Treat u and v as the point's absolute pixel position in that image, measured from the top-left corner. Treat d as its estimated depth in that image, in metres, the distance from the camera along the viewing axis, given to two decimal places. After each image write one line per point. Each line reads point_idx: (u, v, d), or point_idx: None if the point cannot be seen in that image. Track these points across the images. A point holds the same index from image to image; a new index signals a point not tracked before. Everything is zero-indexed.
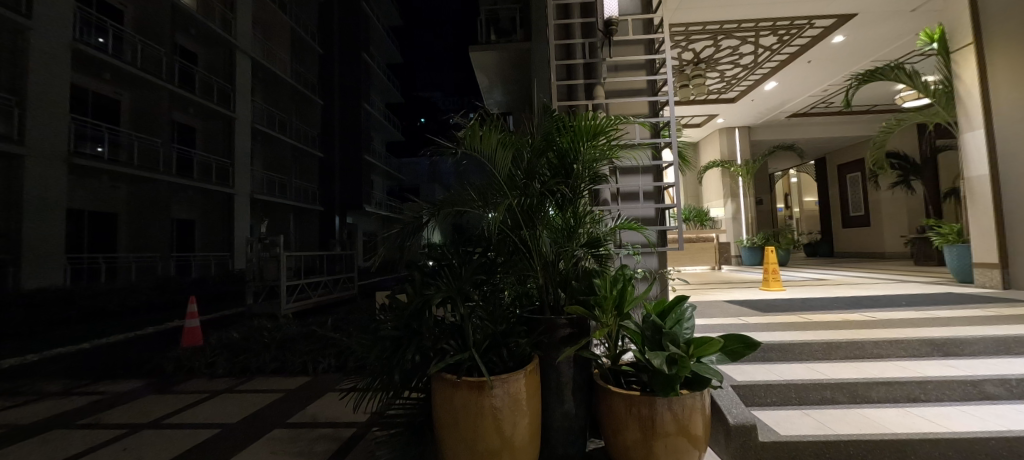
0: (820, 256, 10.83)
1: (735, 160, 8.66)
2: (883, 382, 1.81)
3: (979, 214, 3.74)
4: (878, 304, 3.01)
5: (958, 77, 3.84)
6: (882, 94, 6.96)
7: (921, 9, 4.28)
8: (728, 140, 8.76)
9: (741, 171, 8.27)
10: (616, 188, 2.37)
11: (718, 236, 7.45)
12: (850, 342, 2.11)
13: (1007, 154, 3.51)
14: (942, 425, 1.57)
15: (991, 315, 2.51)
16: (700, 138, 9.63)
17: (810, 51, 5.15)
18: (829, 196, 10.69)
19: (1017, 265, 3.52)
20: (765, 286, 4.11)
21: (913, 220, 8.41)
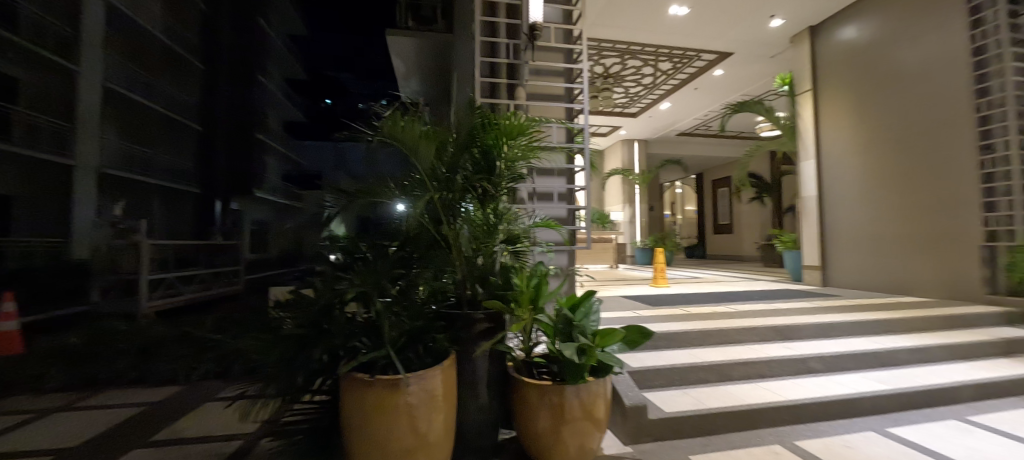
0: (695, 258, 12.54)
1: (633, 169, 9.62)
2: (742, 363, 2.19)
3: (808, 227, 4.72)
4: (737, 298, 3.62)
5: (800, 116, 4.81)
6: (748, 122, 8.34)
7: (778, 56, 5.28)
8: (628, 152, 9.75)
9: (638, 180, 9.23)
10: (533, 187, 2.45)
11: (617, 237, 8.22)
12: (719, 330, 2.51)
13: (831, 181, 4.49)
14: (781, 395, 1.96)
15: (815, 307, 3.20)
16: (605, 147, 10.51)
17: (696, 79, 5.96)
18: (704, 205, 12.50)
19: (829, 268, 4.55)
20: (654, 282, 4.65)
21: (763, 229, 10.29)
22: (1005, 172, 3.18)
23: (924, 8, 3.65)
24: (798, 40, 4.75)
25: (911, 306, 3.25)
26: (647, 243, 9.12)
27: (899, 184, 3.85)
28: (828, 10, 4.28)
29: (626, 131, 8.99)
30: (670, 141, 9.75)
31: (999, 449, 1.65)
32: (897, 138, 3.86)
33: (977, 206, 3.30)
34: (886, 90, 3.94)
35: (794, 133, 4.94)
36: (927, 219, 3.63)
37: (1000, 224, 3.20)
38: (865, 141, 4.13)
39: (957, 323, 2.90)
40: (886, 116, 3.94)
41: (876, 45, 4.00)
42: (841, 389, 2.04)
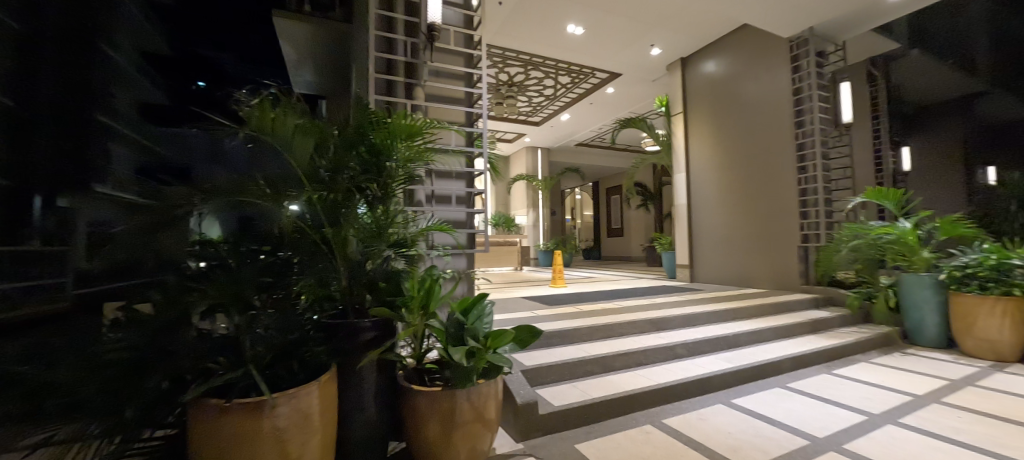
0: (592, 259, 13.62)
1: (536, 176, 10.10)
2: (623, 354, 2.42)
3: (680, 231, 5.45)
4: (621, 295, 4.01)
5: (675, 134, 5.54)
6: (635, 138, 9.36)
7: (658, 81, 6.03)
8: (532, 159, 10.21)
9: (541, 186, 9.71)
10: (431, 189, 2.41)
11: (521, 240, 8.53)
12: (605, 325, 2.74)
13: (697, 191, 5.26)
14: (654, 381, 2.22)
15: (681, 300, 3.70)
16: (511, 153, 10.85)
17: (591, 94, 6.49)
18: (599, 211, 13.68)
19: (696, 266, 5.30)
20: (552, 283, 4.91)
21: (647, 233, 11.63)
22: (813, 189, 4.06)
23: (762, 53, 4.47)
24: (673, 68, 5.46)
25: (752, 296, 3.95)
26: (550, 246, 9.60)
27: (745, 196, 4.65)
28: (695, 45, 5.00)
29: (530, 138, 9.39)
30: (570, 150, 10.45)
31: (807, 408, 2.09)
32: (744, 157, 4.66)
33: (796, 214, 4.15)
34: (736, 118, 4.74)
35: (670, 149, 5.66)
36: (764, 225, 4.45)
37: (810, 229, 4.08)
38: (722, 159, 4.91)
39: (782, 308, 3.61)
40: (736, 139, 4.74)
41: (729, 79, 4.79)
42: (700, 370, 2.39)
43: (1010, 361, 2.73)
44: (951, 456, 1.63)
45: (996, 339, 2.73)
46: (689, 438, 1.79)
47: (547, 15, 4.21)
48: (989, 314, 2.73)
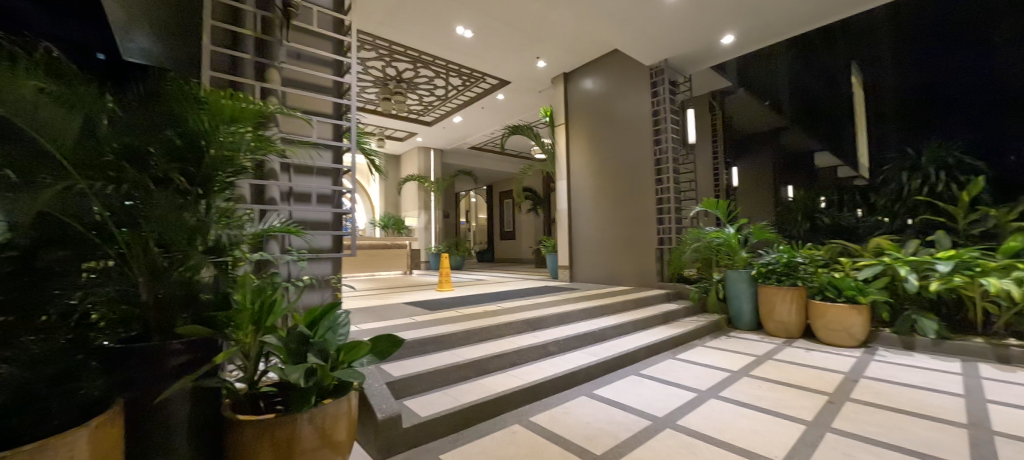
0: (486, 262, 13.86)
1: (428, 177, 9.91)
2: (496, 356, 2.45)
3: (562, 234, 5.83)
4: (503, 297, 4.11)
5: (558, 144, 5.92)
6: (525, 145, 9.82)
7: (544, 92, 6.41)
8: (425, 159, 9.99)
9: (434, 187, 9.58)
10: (286, 186, 2.13)
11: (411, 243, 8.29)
12: (482, 328, 2.76)
13: (576, 198, 5.70)
14: (524, 379, 2.29)
15: (557, 299, 3.94)
16: (403, 152, 10.46)
17: (483, 99, 6.60)
18: (493, 214, 14.04)
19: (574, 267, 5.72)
20: (439, 287, 4.82)
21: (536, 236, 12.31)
22: (667, 198, 4.72)
23: (629, 77, 5.06)
24: (556, 81, 5.84)
25: (618, 293, 4.39)
26: (442, 249, 9.46)
27: (615, 204, 5.19)
28: (575, 63, 5.43)
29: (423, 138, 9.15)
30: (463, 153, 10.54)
31: (653, 392, 2.36)
32: (614, 169, 5.21)
33: (654, 221, 4.77)
34: (608, 133, 5.27)
35: (554, 157, 6.04)
36: (630, 230, 5.03)
37: (664, 233, 4.73)
38: (597, 169, 5.41)
39: (639, 303, 4.10)
40: (608, 152, 5.28)
41: (604, 97, 5.32)
42: (567, 366, 2.55)
43: (795, 338, 3.50)
44: (752, 420, 1.99)
45: (787, 321, 3.47)
46: (551, 432, 1.86)
47: (433, 13, 4.12)
48: (783, 302, 3.46)
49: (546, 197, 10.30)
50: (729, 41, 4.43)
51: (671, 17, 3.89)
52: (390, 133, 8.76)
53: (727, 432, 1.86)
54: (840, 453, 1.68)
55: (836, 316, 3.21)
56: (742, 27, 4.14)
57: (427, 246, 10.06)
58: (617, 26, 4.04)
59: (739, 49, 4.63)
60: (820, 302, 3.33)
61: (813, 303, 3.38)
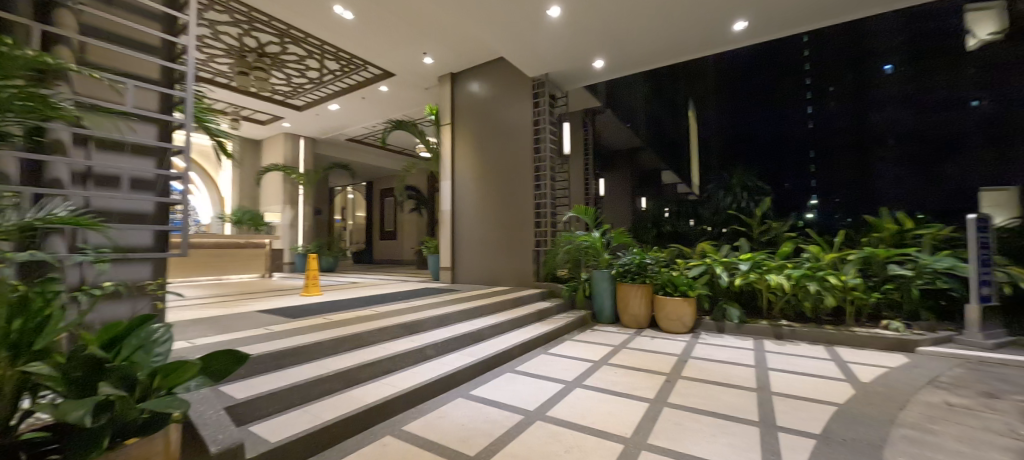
0: (364, 263, 12.98)
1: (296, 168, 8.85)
2: (368, 364, 2.28)
3: (445, 235, 5.79)
4: (380, 301, 3.88)
5: (443, 144, 5.87)
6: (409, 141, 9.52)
7: (430, 90, 6.32)
8: (293, 147, 8.87)
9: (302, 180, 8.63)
10: (82, 164, 1.63)
11: (271, 242, 7.34)
12: (353, 335, 2.56)
13: (460, 199, 5.73)
14: (400, 386, 2.19)
15: (437, 301, 3.89)
16: (264, 137, 9.11)
17: (364, 89, 6.16)
18: (372, 213, 13.19)
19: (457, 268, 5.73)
20: (305, 292, 4.32)
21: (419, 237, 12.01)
22: (544, 204, 5.09)
23: (512, 85, 5.31)
24: (443, 81, 5.80)
25: (497, 294, 4.55)
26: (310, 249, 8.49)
27: (498, 208, 5.38)
28: (463, 65, 5.48)
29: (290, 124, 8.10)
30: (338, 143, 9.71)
31: (526, 387, 2.50)
32: (498, 173, 5.40)
33: (532, 225, 5.09)
34: (493, 137, 5.45)
35: (439, 157, 5.97)
36: (510, 233, 5.26)
37: (541, 236, 5.09)
38: (482, 172, 5.53)
39: (516, 302, 4.32)
40: (493, 156, 5.45)
41: (490, 103, 5.48)
42: (445, 369, 2.52)
43: (644, 327, 4.11)
44: (607, 403, 2.26)
45: (638, 313, 4.07)
46: (427, 439, 1.81)
47: None
48: (635, 297, 4.05)
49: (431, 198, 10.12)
50: (600, 65, 5.03)
51: (552, 35, 4.23)
52: (248, 113, 7.52)
53: (588, 417, 2.07)
54: (672, 424, 2.02)
55: (672, 307, 3.88)
56: (609, 55, 4.75)
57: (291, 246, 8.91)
58: (504, 35, 4.21)
59: (607, 73, 5.30)
60: (662, 296, 3.98)
61: (657, 296, 4.02)
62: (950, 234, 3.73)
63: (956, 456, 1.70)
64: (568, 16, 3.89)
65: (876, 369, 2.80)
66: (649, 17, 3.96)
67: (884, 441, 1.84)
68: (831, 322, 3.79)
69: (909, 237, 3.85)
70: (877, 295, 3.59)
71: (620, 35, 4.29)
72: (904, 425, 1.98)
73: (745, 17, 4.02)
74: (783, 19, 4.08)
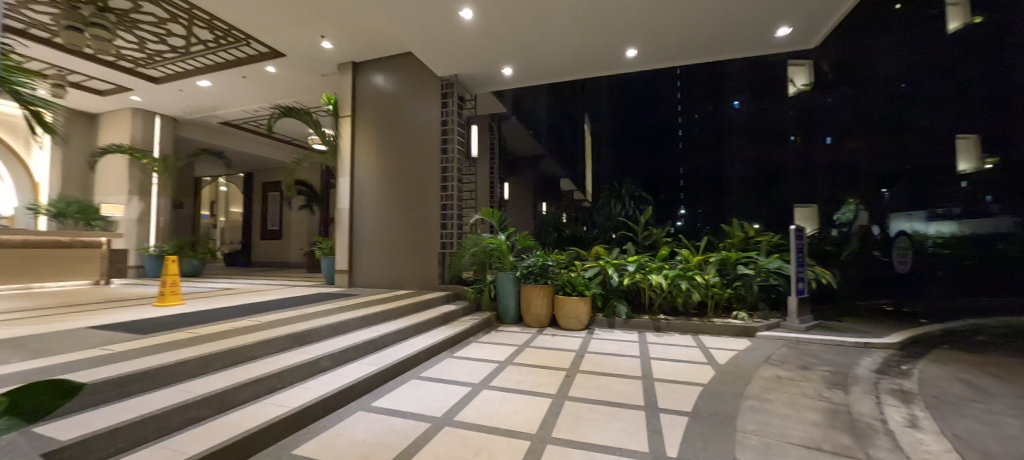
0: (238, 266, 11.13)
1: (148, 151, 7.33)
2: (248, 383, 1.99)
3: (341, 235, 5.34)
4: (262, 309, 3.41)
5: (342, 137, 5.42)
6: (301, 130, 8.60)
7: (328, 76, 5.79)
8: (145, 125, 7.29)
9: (156, 166, 7.25)
10: None
11: (110, 241, 5.99)
12: (227, 351, 2.20)
13: (359, 196, 5.35)
14: (287, 406, 1.95)
15: (333, 308, 3.57)
16: (101, 111, 7.35)
17: (245, 67, 5.38)
18: (251, 209, 11.52)
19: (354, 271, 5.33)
20: (160, 302, 3.58)
21: (310, 237, 10.87)
22: (451, 205, 5.06)
23: (419, 82, 5.16)
24: (344, 68, 5.37)
25: (400, 297, 4.36)
26: (166, 250, 7.06)
27: (402, 208, 5.16)
28: (367, 55, 5.16)
29: (141, 98, 6.66)
30: (208, 126, 8.30)
31: (432, 393, 2.43)
32: (403, 172, 5.19)
33: (438, 226, 5.00)
34: (398, 134, 5.22)
35: (336, 150, 5.50)
36: (415, 234, 5.09)
37: (447, 238, 5.04)
38: (385, 170, 5.25)
39: (421, 305, 4.20)
40: (398, 154, 5.21)
41: (395, 98, 5.24)
42: (341, 381, 2.32)
43: (545, 326, 4.35)
44: (514, 402, 2.33)
45: (540, 312, 4.28)
46: None
47: None
48: (538, 297, 4.26)
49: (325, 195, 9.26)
50: (509, 73, 5.18)
51: (464, 37, 4.23)
52: (77, 78, 5.96)
53: (496, 418, 2.10)
54: (572, 416, 2.16)
55: (571, 306, 4.17)
56: (518, 65, 4.97)
57: (139, 246, 7.29)
58: (414, 29, 4.07)
59: (516, 81, 5.49)
60: (562, 296, 4.24)
61: (557, 296, 4.28)
62: (777, 241, 4.73)
63: (783, 418, 2.15)
64: (481, 20, 3.93)
65: (728, 352, 3.40)
66: (556, 33, 4.22)
67: (736, 412, 2.23)
68: (696, 314, 4.48)
69: (751, 243, 4.77)
70: (729, 291, 4.36)
71: (529, 46, 4.48)
72: (749, 398, 2.43)
73: (636, 46, 4.56)
74: (665, 52, 4.72)
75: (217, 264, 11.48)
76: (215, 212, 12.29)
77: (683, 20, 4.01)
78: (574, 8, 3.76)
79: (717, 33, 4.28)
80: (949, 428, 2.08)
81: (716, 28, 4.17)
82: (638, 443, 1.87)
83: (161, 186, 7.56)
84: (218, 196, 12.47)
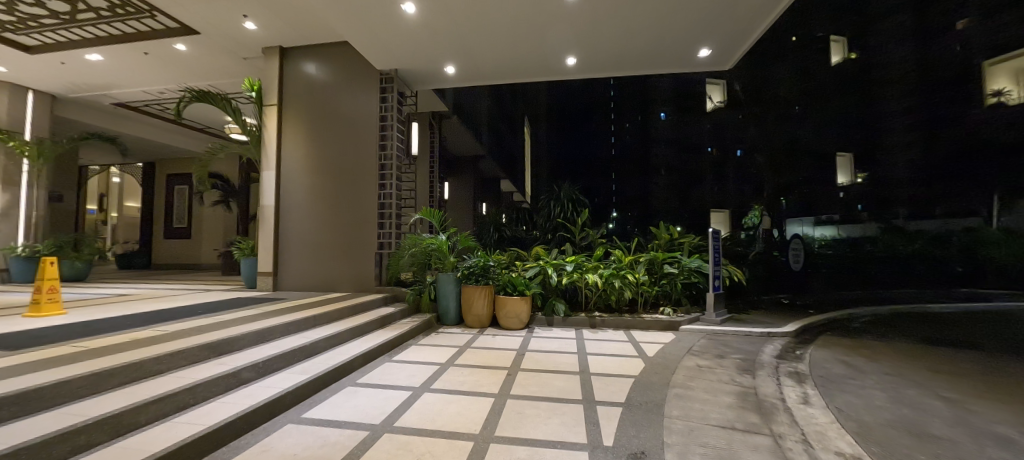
0: (135, 269, 9.56)
1: (15, 132, 6.12)
2: (154, 401, 1.75)
3: (265, 234, 4.88)
4: (167, 318, 3.01)
5: (266, 127, 4.96)
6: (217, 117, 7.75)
7: (250, 60, 5.28)
8: (10, 101, 6.08)
9: (28, 151, 6.08)
10: None
11: None
12: (126, 366, 1.92)
13: (286, 193, 4.94)
14: (201, 424, 1.75)
15: (255, 313, 3.26)
16: None
17: (147, 42, 4.72)
18: (150, 205, 10.09)
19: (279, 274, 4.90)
20: (31, 313, 3.00)
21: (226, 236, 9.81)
22: (389, 204, 4.89)
23: (356, 74, 4.91)
24: (270, 53, 4.94)
25: (332, 301, 4.10)
26: (39, 251, 5.94)
27: (336, 205, 4.87)
28: (297, 40, 4.80)
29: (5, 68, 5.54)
30: (97, 107, 7.15)
31: (370, 400, 2.33)
32: (336, 167, 4.89)
33: (375, 226, 4.79)
34: (331, 127, 4.91)
35: (259, 142, 5.03)
36: (349, 234, 4.82)
37: (385, 238, 4.86)
38: (316, 164, 4.91)
39: (357, 309, 4.00)
40: (331, 148, 4.90)
41: (329, 88, 4.93)
42: (266, 394, 2.13)
43: (486, 326, 4.37)
44: (457, 403, 2.32)
45: (481, 313, 4.29)
46: None
47: None
48: (479, 298, 4.26)
49: (246, 189, 8.42)
50: (452, 71, 5.13)
51: (406, 32, 4.11)
52: None
53: (439, 421, 2.07)
54: (515, 413, 2.20)
55: (512, 306, 4.23)
56: (461, 66, 4.99)
57: (1, 245, 6.06)
58: (352, 19, 3.87)
59: (459, 80, 5.45)
60: (503, 296, 4.29)
61: (499, 296, 4.31)
62: (697, 242, 5.23)
63: (703, 403, 2.39)
64: (425, 16, 3.86)
65: (656, 345, 3.68)
66: (500, 37, 4.29)
67: (664, 400, 2.43)
68: (628, 310, 4.79)
69: (675, 244, 5.21)
70: (657, 289, 4.72)
71: (474, 47, 4.49)
72: (675, 386, 2.66)
73: (575, 55, 4.77)
74: (601, 63, 5.00)
75: (106, 267, 9.90)
76: (104, 207, 10.69)
77: (618, 34, 4.29)
78: (519, 13, 3.84)
79: (647, 50, 4.63)
80: (832, 403, 2.46)
81: (647, 45, 4.52)
82: (578, 435, 1.95)
83: (35, 176, 6.35)
84: (109, 188, 10.89)
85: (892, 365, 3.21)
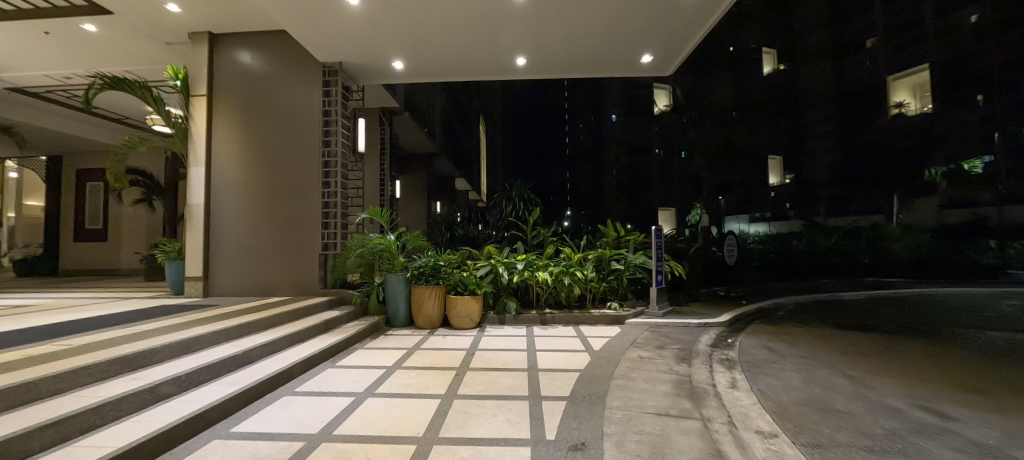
0: (38, 275, 8.36)
1: None
2: (50, 424, 1.56)
3: (193, 235, 4.49)
4: (73, 330, 2.69)
5: (192, 119, 4.56)
6: (136, 107, 7.02)
7: (174, 45, 4.84)
8: None
9: None
10: None
11: None
12: (16, 387, 1.70)
13: (219, 190, 4.58)
14: (109, 446, 1.58)
15: (183, 321, 3.01)
16: None
17: (48, 20, 4.19)
18: (57, 203, 8.94)
19: (211, 278, 4.54)
20: None
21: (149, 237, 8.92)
22: (334, 203, 4.69)
23: (296, 65, 4.65)
24: (197, 39, 4.55)
25: (271, 306, 3.87)
26: None
27: (275, 204, 4.59)
28: (228, 26, 4.45)
29: None
30: None
31: (308, 409, 2.23)
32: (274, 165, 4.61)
33: (319, 225, 4.57)
34: (269, 121, 4.62)
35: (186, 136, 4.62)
36: (289, 235, 4.57)
37: (330, 238, 4.65)
38: (251, 162, 4.60)
39: (301, 313, 3.82)
40: (269, 144, 4.61)
41: (264, 79, 4.62)
42: (188, 409, 1.97)
43: (437, 326, 4.32)
44: (401, 407, 2.26)
45: (432, 313, 4.24)
46: None
47: None
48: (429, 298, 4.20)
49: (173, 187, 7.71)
50: (401, 67, 5.01)
51: (351, 24, 3.96)
52: None
53: (381, 425, 2.02)
54: (461, 413, 2.19)
55: (463, 305, 4.21)
56: (410, 62, 4.87)
57: None
58: (294, 8, 3.68)
59: (409, 76, 5.33)
60: (454, 296, 4.26)
61: (449, 296, 4.27)
62: (642, 239, 5.47)
63: (642, 392, 2.52)
64: (371, 9, 3.73)
65: (603, 340, 3.82)
66: (452, 35, 4.28)
67: (606, 392, 2.53)
68: (578, 306, 4.93)
69: (622, 241, 5.42)
70: (605, 285, 4.91)
71: (424, 43, 4.42)
72: (618, 378, 2.77)
73: (525, 55, 4.81)
74: (552, 65, 5.11)
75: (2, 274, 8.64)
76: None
77: (568, 38, 4.41)
78: (469, 12, 3.84)
79: (595, 53, 4.78)
80: (756, 386, 2.68)
81: (596, 50, 4.70)
82: (522, 431, 1.98)
83: None
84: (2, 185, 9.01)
85: (808, 349, 3.56)
